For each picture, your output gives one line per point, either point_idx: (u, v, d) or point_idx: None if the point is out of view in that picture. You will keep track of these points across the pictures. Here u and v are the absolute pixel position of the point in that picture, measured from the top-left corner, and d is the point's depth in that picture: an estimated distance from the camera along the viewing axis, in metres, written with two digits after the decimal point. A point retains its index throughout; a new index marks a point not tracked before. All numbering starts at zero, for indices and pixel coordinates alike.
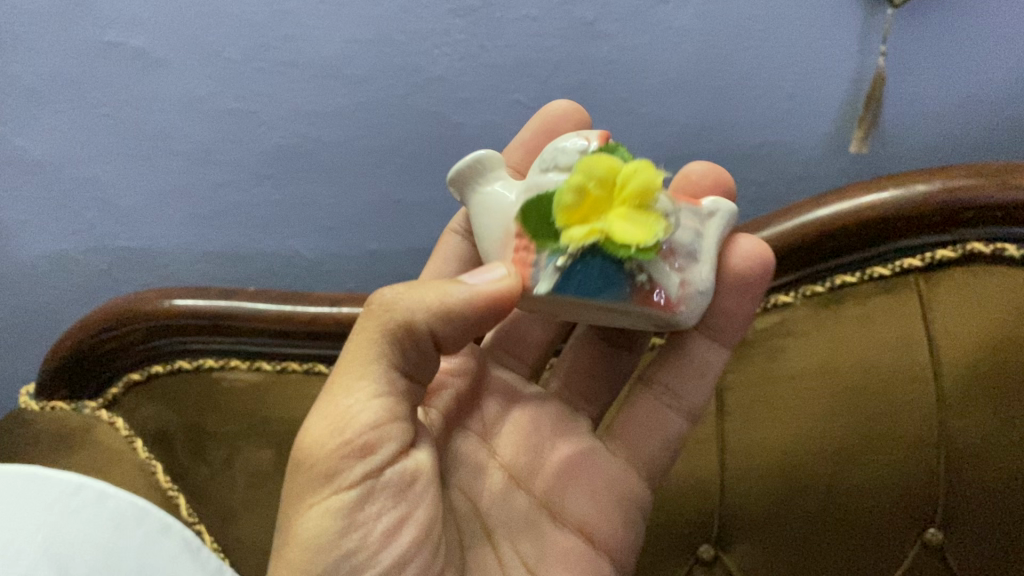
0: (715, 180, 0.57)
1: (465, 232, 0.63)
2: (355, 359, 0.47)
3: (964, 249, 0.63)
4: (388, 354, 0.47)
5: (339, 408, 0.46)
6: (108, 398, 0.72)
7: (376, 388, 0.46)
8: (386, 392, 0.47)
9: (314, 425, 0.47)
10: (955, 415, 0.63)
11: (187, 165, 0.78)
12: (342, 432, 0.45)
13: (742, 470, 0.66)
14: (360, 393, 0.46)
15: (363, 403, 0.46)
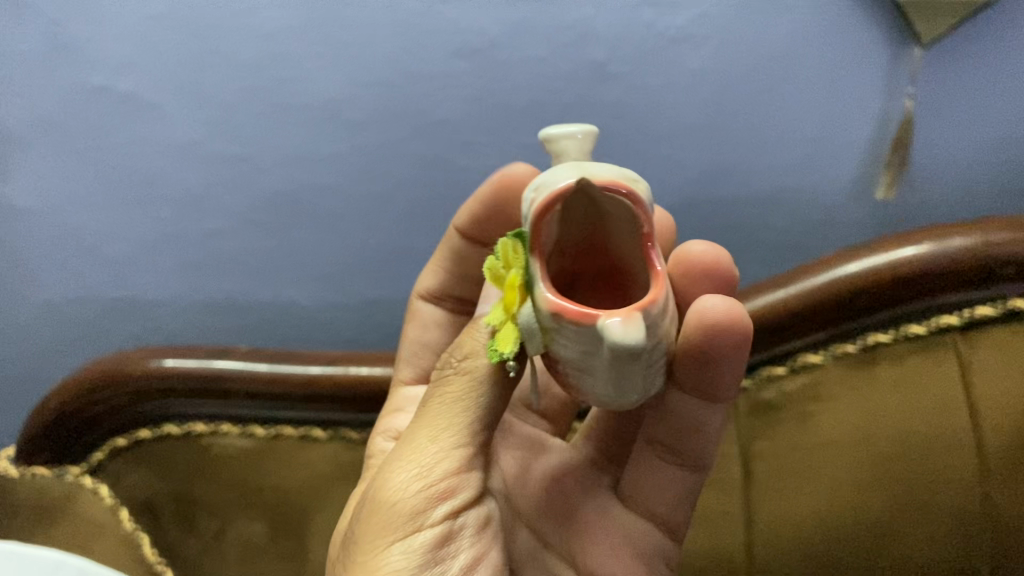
0: (714, 261, 0.49)
1: (434, 298, 0.64)
2: (451, 394, 0.44)
3: (1005, 305, 0.59)
4: (490, 399, 0.44)
5: (412, 483, 0.43)
6: (92, 464, 0.70)
7: (471, 429, 0.44)
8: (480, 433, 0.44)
9: (379, 497, 0.44)
10: (1000, 484, 0.61)
11: (179, 213, 0.76)
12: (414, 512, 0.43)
13: (773, 540, 0.64)
14: (436, 468, 0.43)
15: (439, 478, 0.43)
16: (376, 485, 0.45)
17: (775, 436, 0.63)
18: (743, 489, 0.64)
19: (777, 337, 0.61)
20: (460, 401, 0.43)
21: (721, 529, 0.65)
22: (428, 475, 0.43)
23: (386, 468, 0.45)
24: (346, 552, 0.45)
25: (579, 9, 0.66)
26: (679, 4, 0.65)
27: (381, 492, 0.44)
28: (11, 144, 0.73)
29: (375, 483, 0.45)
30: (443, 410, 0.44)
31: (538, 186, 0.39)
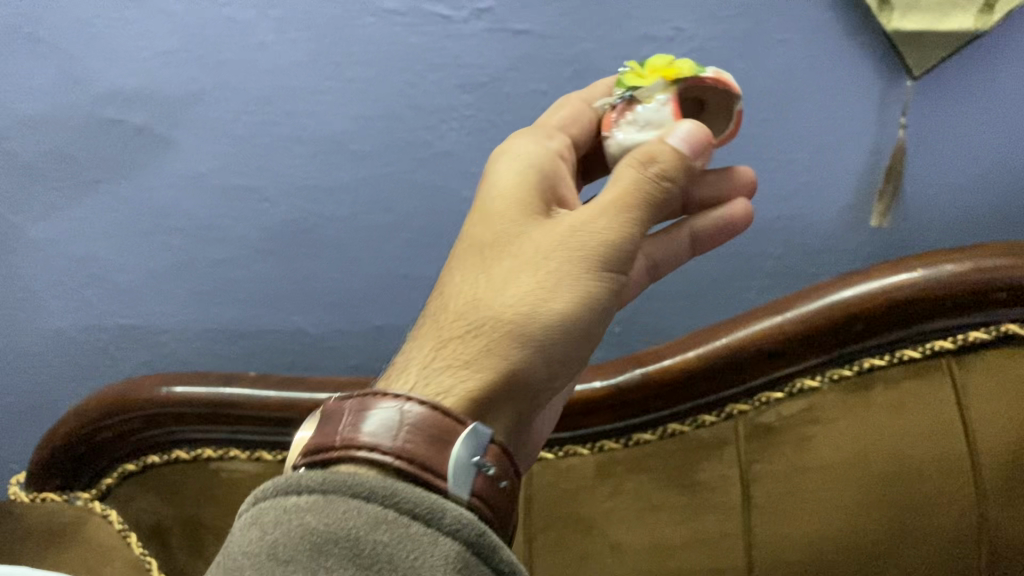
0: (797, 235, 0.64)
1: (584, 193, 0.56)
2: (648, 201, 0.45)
3: (998, 329, 0.61)
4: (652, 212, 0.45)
5: (585, 269, 0.43)
6: (102, 489, 0.72)
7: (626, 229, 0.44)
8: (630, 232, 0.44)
9: (543, 265, 0.43)
10: (999, 508, 0.60)
11: (187, 242, 0.77)
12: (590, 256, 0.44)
13: (772, 563, 0.64)
14: (603, 262, 0.44)
15: (615, 263, 0.44)
16: (550, 248, 0.44)
17: (774, 459, 0.64)
18: (743, 511, 0.65)
19: (774, 361, 0.63)
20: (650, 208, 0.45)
21: (720, 553, 0.65)
22: (604, 264, 0.44)
23: (583, 223, 0.44)
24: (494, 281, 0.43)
25: (579, 44, 0.68)
26: (675, 39, 0.67)
27: (568, 249, 0.44)
28: (18, 177, 0.75)
29: (568, 230, 0.44)
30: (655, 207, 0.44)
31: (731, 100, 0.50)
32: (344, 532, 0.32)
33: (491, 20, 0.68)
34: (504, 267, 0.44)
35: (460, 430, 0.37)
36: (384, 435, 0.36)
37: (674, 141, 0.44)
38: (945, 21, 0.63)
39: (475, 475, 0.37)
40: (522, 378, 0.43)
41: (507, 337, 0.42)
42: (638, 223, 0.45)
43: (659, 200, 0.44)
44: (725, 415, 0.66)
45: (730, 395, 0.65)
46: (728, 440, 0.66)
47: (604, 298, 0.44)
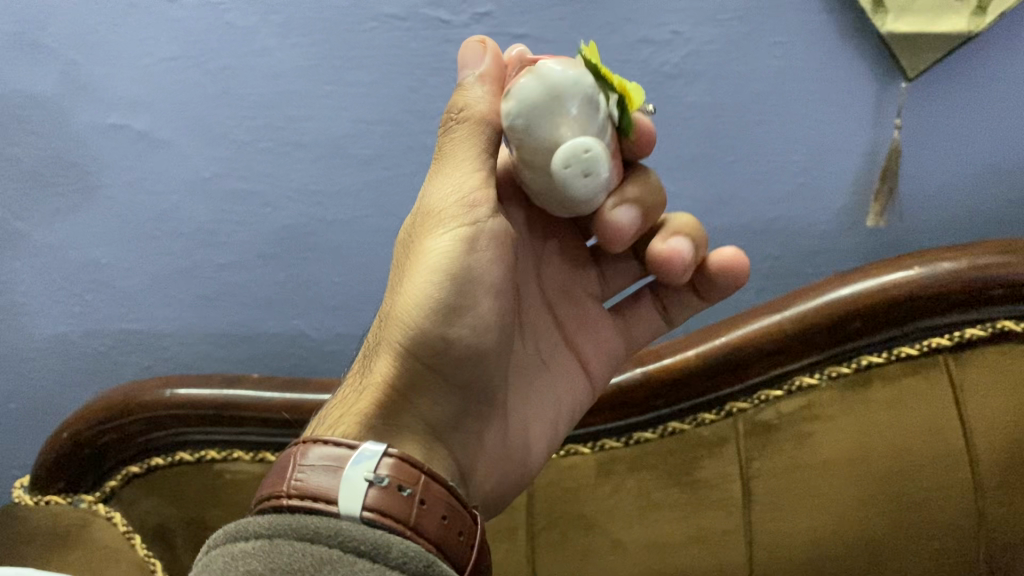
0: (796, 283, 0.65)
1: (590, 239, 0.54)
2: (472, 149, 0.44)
3: (994, 326, 0.61)
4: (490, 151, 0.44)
5: (442, 241, 0.45)
6: (105, 491, 0.72)
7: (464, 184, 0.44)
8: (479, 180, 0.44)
9: (404, 270, 0.47)
10: (995, 504, 0.61)
11: (189, 247, 0.78)
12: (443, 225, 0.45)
13: (772, 560, 0.65)
14: (439, 229, 0.45)
15: (452, 218, 0.45)
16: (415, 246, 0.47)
17: (773, 456, 0.65)
18: (743, 508, 0.65)
19: (774, 359, 0.63)
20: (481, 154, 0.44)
21: (720, 551, 0.65)
22: (442, 225, 0.45)
23: (424, 213, 0.46)
24: (390, 294, 0.48)
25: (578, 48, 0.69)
26: (673, 42, 0.68)
27: (422, 244, 0.46)
28: (19, 183, 0.75)
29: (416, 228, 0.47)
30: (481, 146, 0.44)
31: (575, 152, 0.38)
32: (283, 566, 0.33)
33: (490, 25, 0.69)
34: (393, 283, 0.48)
35: (347, 455, 0.39)
36: (287, 479, 0.39)
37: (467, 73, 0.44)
38: (940, 22, 0.64)
39: (368, 489, 0.38)
40: (406, 369, 0.46)
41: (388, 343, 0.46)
42: (469, 174, 0.44)
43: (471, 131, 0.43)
44: (724, 413, 0.66)
45: (729, 393, 0.66)
46: (727, 438, 0.66)
47: (456, 261, 0.44)
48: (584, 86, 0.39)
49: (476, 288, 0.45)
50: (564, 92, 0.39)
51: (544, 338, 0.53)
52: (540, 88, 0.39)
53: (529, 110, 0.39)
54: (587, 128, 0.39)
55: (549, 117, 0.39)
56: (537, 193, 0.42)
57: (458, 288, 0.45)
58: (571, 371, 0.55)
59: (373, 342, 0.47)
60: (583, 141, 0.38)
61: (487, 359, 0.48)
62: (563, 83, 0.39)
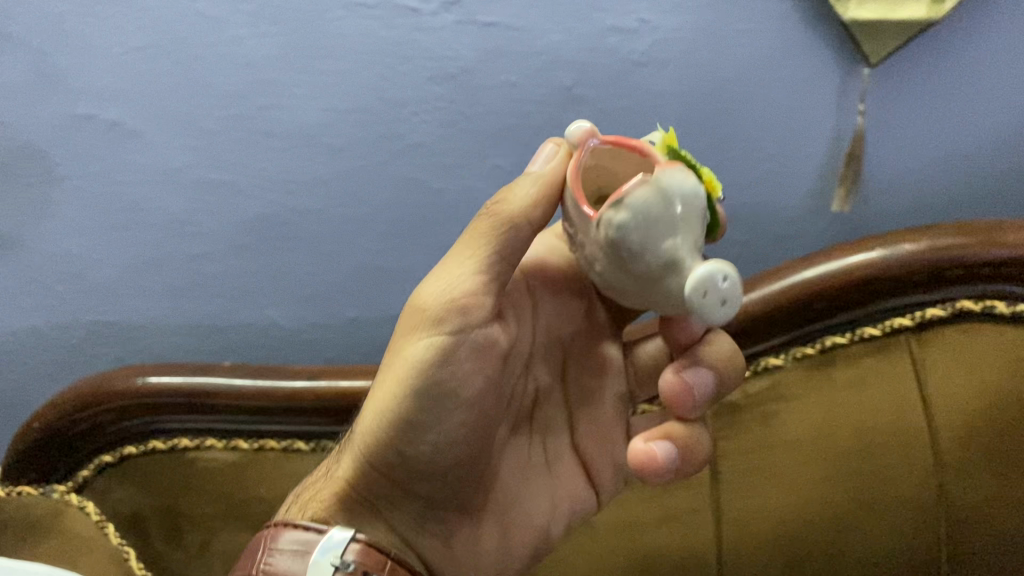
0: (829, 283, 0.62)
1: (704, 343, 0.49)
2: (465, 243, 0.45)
3: (953, 307, 0.63)
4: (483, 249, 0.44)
5: (420, 344, 0.46)
6: (77, 481, 0.71)
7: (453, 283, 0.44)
8: (473, 278, 0.44)
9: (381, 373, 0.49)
10: (955, 476, 0.63)
11: (162, 238, 0.78)
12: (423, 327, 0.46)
13: (740, 537, 0.66)
14: (417, 334, 0.46)
15: (431, 324, 0.45)
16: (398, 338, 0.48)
17: (741, 435, 0.66)
18: (712, 486, 0.66)
19: (741, 340, 0.65)
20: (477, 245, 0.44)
21: (690, 527, 0.67)
22: (421, 331, 0.46)
23: (409, 311, 0.47)
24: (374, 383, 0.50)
25: (548, 35, 0.69)
26: (641, 30, 0.68)
27: (402, 343, 0.47)
28: None
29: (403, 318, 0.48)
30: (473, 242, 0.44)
31: (720, 274, 0.34)
32: None
33: (460, 13, 0.68)
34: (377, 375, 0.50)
35: (315, 541, 0.45)
36: (257, 561, 0.45)
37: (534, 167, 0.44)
38: (901, 9, 0.64)
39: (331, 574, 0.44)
40: (368, 480, 0.49)
41: (365, 441, 0.49)
42: (469, 278, 0.44)
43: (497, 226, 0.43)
44: None
45: None
46: None
47: (426, 375, 0.46)
48: (698, 198, 0.36)
49: (442, 403, 0.46)
50: (679, 209, 0.35)
51: (550, 435, 0.54)
52: (663, 187, 0.35)
53: (643, 211, 0.34)
54: (696, 251, 0.35)
55: (670, 221, 0.35)
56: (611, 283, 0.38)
57: (428, 395, 0.46)
58: (572, 475, 0.54)
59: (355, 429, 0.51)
60: (724, 265, 0.35)
61: (450, 472, 0.49)
62: (688, 188, 0.35)
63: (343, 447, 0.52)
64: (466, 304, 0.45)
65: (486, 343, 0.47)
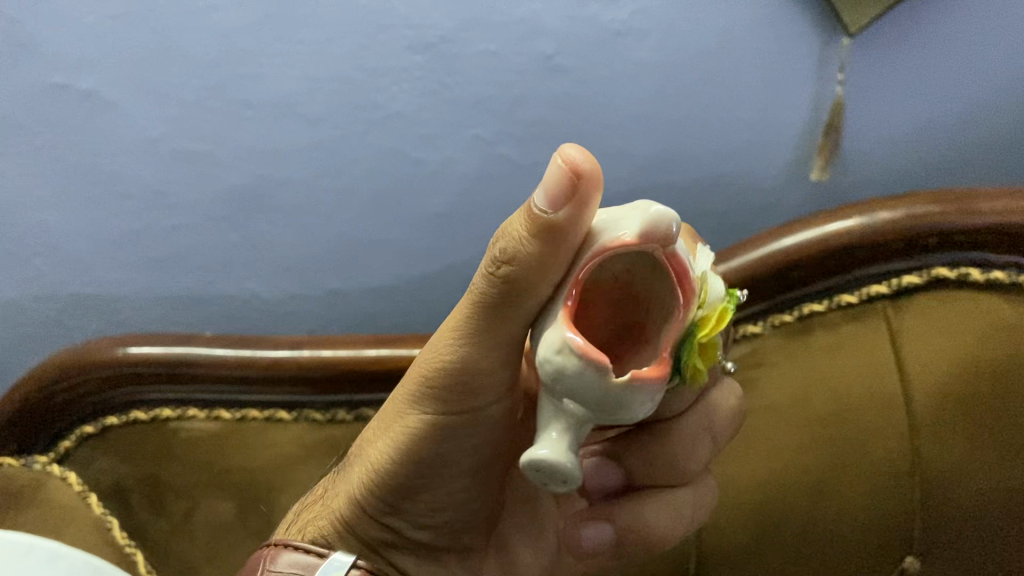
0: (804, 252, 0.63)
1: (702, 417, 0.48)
2: (460, 320, 0.43)
3: (930, 274, 0.63)
4: (480, 337, 0.41)
5: (420, 415, 0.46)
6: (60, 452, 0.71)
7: (453, 360, 0.43)
8: (473, 362, 0.43)
9: (381, 424, 0.50)
10: (930, 441, 0.64)
11: (140, 208, 0.78)
12: (423, 396, 0.46)
13: (720, 507, 0.66)
14: (418, 405, 0.46)
15: (431, 400, 0.45)
16: (399, 396, 0.48)
17: None
18: None
19: None
20: (471, 329, 0.42)
21: None
22: (419, 400, 0.46)
23: (411, 375, 0.47)
24: (375, 430, 0.50)
25: (527, 4, 0.68)
26: None
27: (403, 405, 0.47)
28: None
29: (406, 380, 0.47)
30: (467, 316, 0.41)
31: (567, 472, 0.34)
32: None
33: None
34: (379, 422, 0.50)
35: (316, 564, 0.47)
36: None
37: (542, 204, 0.34)
38: None
39: None
40: (360, 526, 0.49)
41: (359, 488, 0.49)
42: (471, 358, 0.43)
43: (507, 297, 0.38)
44: None
45: None
46: None
47: (427, 445, 0.47)
48: (639, 411, 0.33)
49: (443, 470, 0.48)
50: (605, 409, 0.33)
51: None
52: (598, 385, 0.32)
53: (558, 379, 0.33)
54: (578, 441, 0.35)
55: (582, 404, 0.33)
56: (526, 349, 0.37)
57: (426, 463, 0.47)
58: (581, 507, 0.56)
59: (353, 462, 0.51)
60: (570, 474, 0.34)
61: (450, 524, 0.51)
62: (623, 401, 0.32)
63: (340, 477, 0.52)
64: (473, 383, 0.44)
65: (488, 418, 0.47)
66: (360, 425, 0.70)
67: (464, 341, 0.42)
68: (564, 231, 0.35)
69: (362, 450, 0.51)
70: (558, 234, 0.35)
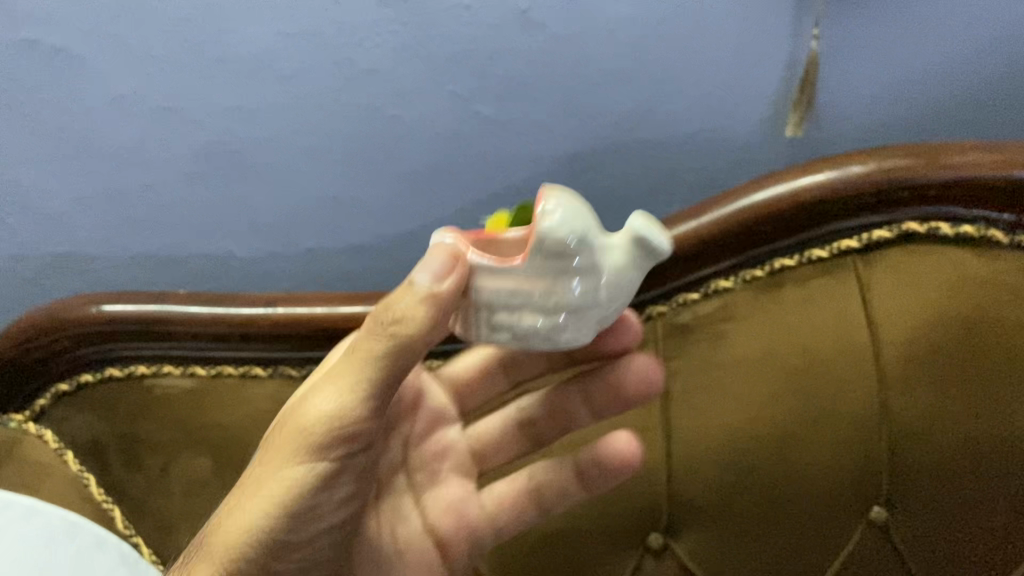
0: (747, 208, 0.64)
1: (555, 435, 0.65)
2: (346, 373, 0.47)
3: (900, 229, 0.64)
4: (361, 384, 0.47)
5: (303, 466, 0.49)
6: (36, 410, 0.72)
7: (332, 411, 0.48)
8: (345, 412, 0.48)
9: (244, 489, 0.50)
10: (898, 393, 0.64)
11: (113, 167, 0.77)
12: (305, 449, 0.48)
13: (689, 459, 0.68)
14: (298, 457, 0.48)
15: (315, 451, 0.48)
16: (281, 444, 0.50)
17: (689, 353, 0.68)
18: (662, 403, 0.68)
19: (690, 261, 0.66)
20: (354, 383, 0.47)
21: (641, 444, 0.68)
22: (303, 454, 0.48)
23: (288, 428, 0.49)
24: (240, 492, 0.50)
25: None
26: None
27: (280, 456, 0.49)
28: None
29: (285, 432, 0.50)
30: (356, 361, 0.47)
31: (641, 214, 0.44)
32: None
33: None
34: (249, 481, 0.50)
35: None
36: None
37: (434, 273, 0.43)
38: None
39: None
40: None
41: (223, 555, 0.48)
42: (346, 410, 0.48)
43: (396, 350, 0.45)
44: (646, 317, 0.69)
45: (653, 296, 0.69)
46: (648, 340, 0.69)
47: (308, 494, 0.49)
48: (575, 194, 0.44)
49: (317, 521, 0.50)
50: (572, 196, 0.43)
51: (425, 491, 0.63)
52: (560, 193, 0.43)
53: (573, 203, 0.43)
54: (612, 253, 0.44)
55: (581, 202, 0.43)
56: (576, 322, 0.43)
57: (300, 519, 0.49)
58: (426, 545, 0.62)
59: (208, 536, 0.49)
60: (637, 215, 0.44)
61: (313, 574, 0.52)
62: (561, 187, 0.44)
63: (195, 554, 0.50)
64: (351, 432, 0.48)
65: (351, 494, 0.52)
66: None
67: (348, 397, 0.47)
68: (458, 288, 0.44)
69: (226, 516, 0.50)
70: (449, 300, 0.44)
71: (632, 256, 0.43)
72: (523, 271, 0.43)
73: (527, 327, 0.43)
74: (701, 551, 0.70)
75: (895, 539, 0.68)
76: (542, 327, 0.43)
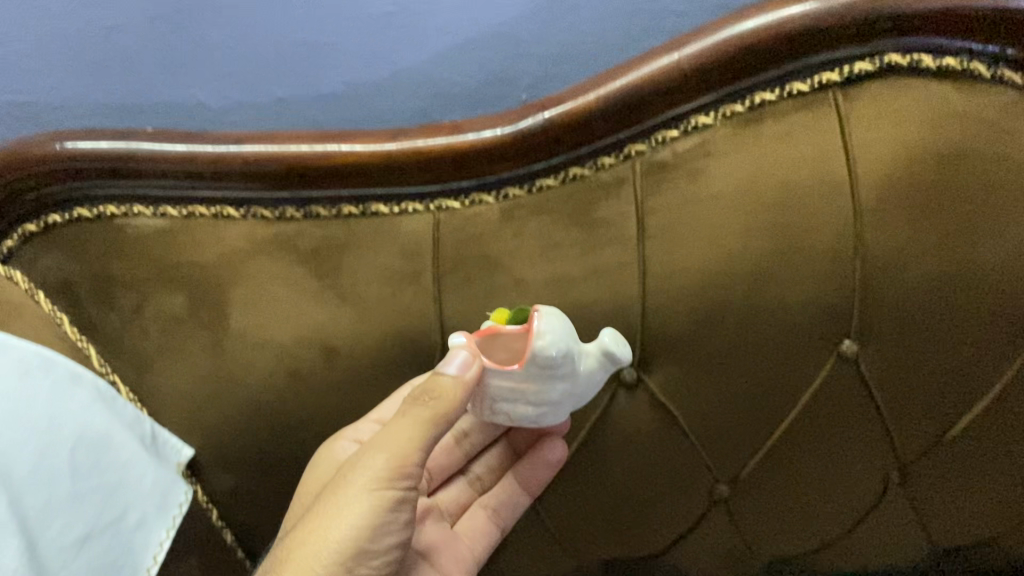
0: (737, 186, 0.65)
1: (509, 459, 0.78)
2: (401, 435, 0.55)
3: (882, 61, 0.63)
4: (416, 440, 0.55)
5: (370, 489, 0.55)
6: (4, 250, 0.71)
7: (390, 455, 0.55)
8: (405, 462, 0.55)
9: (312, 519, 0.56)
10: (872, 224, 0.64)
11: (71, 7, 0.74)
12: (372, 488, 0.55)
13: (664, 296, 0.68)
14: (367, 489, 0.55)
15: (380, 483, 0.55)
16: (344, 481, 0.56)
17: (667, 189, 0.67)
18: (638, 239, 0.67)
19: (671, 95, 0.64)
20: (410, 441, 0.55)
21: (617, 283, 0.69)
22: (371, 487, 0.55)
23: (349, 471, 0.56)
24: (311, 517, 0.56)
25: None
26: None
27: (343, 491, 0.56)
28: None
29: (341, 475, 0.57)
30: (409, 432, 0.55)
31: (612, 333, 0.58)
32: None
33: None
34: (320, 504, 0.56)
35: None
36: None
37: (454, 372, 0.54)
38: None
39: None
40: None
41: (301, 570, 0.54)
42: (407, 454, 0.55)
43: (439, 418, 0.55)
44: (623, 157, 0.67)
45: (630, 134, 0.66)
46: (626, 179, 0.67)
47: (378, 515, 0.55)
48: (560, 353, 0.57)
49: (385, 533, 0.56)
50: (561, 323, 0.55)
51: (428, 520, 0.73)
52: (552, 320, 0.54)
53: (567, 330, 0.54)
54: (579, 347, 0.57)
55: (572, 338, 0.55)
56: (555, 410, 0.57)
57: (375, 534, 0.56)
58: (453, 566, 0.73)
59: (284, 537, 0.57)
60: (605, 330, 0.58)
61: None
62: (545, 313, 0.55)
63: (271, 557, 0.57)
64: (406, 469, 0.56)
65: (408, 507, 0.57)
66: (310, 221, 0.70)
67: (404, 452, 0.55)
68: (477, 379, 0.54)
69: (295, 536, 0.56)
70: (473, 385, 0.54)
71: (612, 362, 0.57)
72: (517, 375, 0.55)
73: (520, 412, 0.57)
74: (672, 383, 0.72)
75: (864, 372, 0.70)
76: (535, 411, 0.56)
